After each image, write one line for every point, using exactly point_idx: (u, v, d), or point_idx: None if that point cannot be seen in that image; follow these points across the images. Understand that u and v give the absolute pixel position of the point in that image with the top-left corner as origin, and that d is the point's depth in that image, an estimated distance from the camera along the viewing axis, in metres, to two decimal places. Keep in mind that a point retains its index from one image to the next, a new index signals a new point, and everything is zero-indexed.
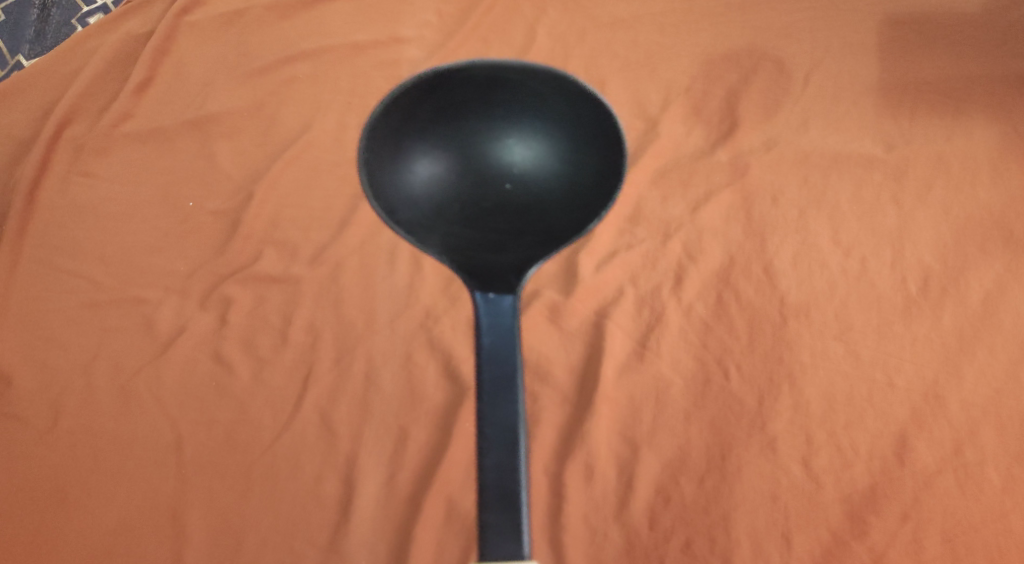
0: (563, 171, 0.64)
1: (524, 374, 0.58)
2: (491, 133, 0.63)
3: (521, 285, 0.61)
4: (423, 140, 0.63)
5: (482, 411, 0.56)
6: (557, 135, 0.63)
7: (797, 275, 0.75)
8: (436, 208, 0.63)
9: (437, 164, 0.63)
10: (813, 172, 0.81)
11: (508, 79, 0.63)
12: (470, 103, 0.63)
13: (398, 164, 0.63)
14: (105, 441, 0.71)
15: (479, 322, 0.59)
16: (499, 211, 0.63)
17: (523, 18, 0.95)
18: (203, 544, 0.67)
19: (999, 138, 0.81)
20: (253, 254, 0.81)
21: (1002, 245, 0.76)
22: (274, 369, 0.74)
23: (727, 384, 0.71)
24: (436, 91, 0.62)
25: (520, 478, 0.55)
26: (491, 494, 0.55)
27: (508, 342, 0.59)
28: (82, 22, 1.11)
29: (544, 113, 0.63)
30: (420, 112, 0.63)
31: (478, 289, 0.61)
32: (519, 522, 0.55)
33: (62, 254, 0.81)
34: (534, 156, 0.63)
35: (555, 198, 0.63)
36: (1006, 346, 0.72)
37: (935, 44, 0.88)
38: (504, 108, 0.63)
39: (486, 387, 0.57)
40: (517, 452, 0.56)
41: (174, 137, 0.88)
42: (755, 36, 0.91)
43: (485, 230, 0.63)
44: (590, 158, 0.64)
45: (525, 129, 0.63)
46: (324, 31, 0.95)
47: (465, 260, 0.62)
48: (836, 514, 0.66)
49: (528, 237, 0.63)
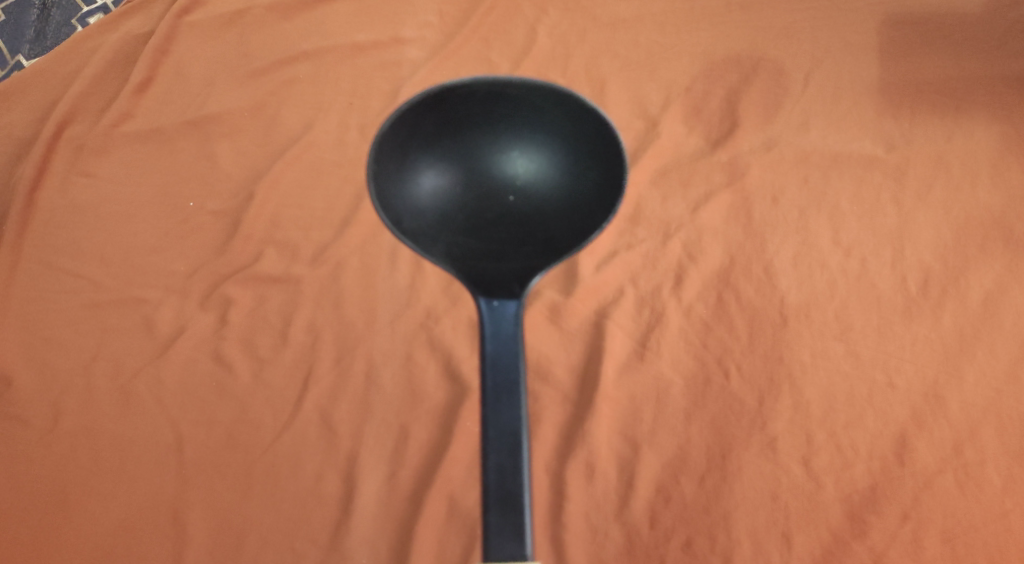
0: (565, 183, 0.64)
1: (526, 379, 0.57)
2: (494, 146, 0.64)
3: (524, 294, 0.61)
4: (428, 152, 0.63)
5: (485, 415, 0.56)
6: (559, 148, 0.64)
7: (797, 275, 0.76)
8: (441, 219, 0.63)
9: (441, 176, 0.63)
10: (813, 172, 0.81)
11: (511, 93, 0.63)
12: (474, 118, 0.63)
13: (403, 176, 0.63)
14: (105, 441, 0.71)
15: (483, 331, 0.60)
16: (502, 221, 0.63)
17: (523, 18, 0.95)
18: (203, 543, 0.67)
19: (999, 138, 0.82)
20: (254, 254, 0.81)
21: (1002, 245, 0.76)
22: (274, 369, 0.74)
23: (728, 383, 0.71)
24: (440, 105, 0.62)
25: (522, 480, 0.55)
26: (492, 496, 0.54)
27: (512, 350, 0.59)
28: (82, 22, 1.11)
29: (545, 127, 0.64)
30: (425, 125, 0.63)
31: (481, 296, 0.61)
32: (521, 522, 0.54)
33: (63, 255, 0.81)
34: (536, 168, 0.64)
35: (557, 209, 0.64)
36: (1006, 346, 0.72)
37: (935, 45, 0.88)
38: (506, 122, 0.64)
39: (488, 392, 0.57)
40: (519, 454, 0.55)
41: (175, 138, 0.88)
42: (755, 36, 0.91)
43: (488, 240, 0.63)
44: (591, 171, 0.64)
45: (528, 143, 0.64)
46: (324, 31, 0.95)
47: (469, 269, 0.62)
48: (836, 513, 0.66)
49: (530, 247, 0.63)
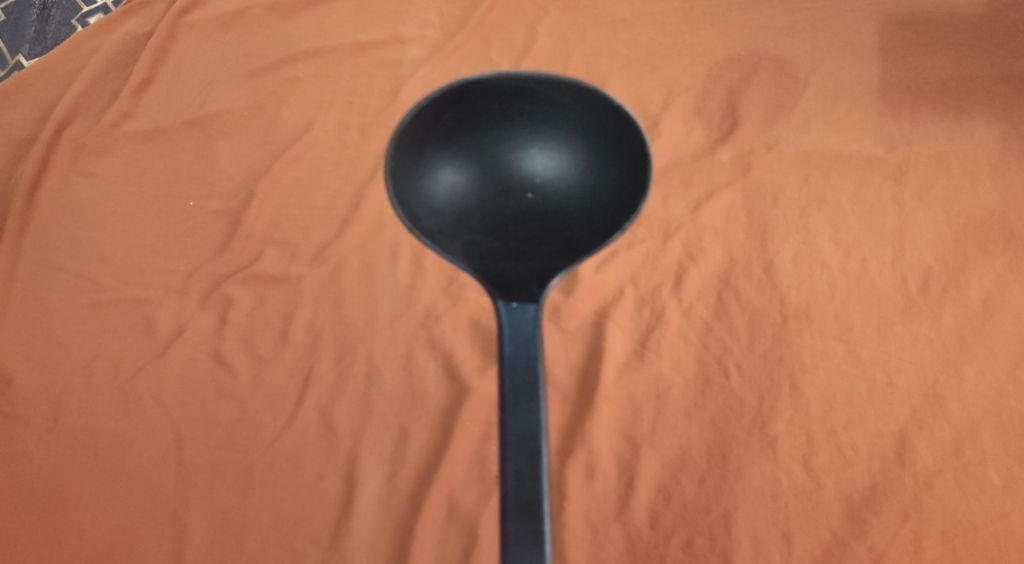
0: (585, 182, 0.64)
1: (546, 383, 0.57)
2: (513, 143, 0.64)
3: (542, 295, 0.61)
4: (446, 149, 0.63)
5: (503, 420, 0.56)
6: (579, 146, 0.64)
7: (797, 275, 0.76)
8: (458, 216, 0.63)
9: (460, 173, 0.63)
10: (813, 172, 0.81)
11: (531, 89, 0.63)
12: (493, 113, 0.63)
13: (421, 173, 0.63)
14: (105, 441, 0.71)
15: (502, 331, 0.59)
16: (520, 219, 0.63)
17: (524, 18, 0.95)
18: (204, 544, 0.67)
19: (999, 139, 0.82)
20: (253, 253, 0.81)
21: (1002, 245, 0.76)
22: (274, 368, 0.74)
23: (728, 383, 0.71)
24: (460, 100, 0.62)
25: (542, 487, 0.54)
26: (512, 503, 0.54)
27: (530, 351, 0.58)
28: (82, 22, 1.11)
29: (567, 123, 0.64)
30: (443, 122, 0.63)
31: (501, 298, 0.60)
32: (540, 530, 0.54)
33: (63, 254, 0.81)
34: (556, 165, 0.64)
35: (577, 208, 0.64)
36: (1006, 346, 0.72)
37: (935, 44, 0.88)
38: (526, 119, 0.64)
39: (507, 397, 0.56)
40: (538, 461, 0.55)
41: (174, 137, 0.88)
42: (756, 36, 0.91)
43: (507, 239, 0.63)
44: (612, 169, 0.64)
45: (547, 140, 0.64)
46: (325, 31, 0.95)
47: (487, 268, 0.62)
48: (836, 514, 0.66)
49: (549, 246, 0.63)
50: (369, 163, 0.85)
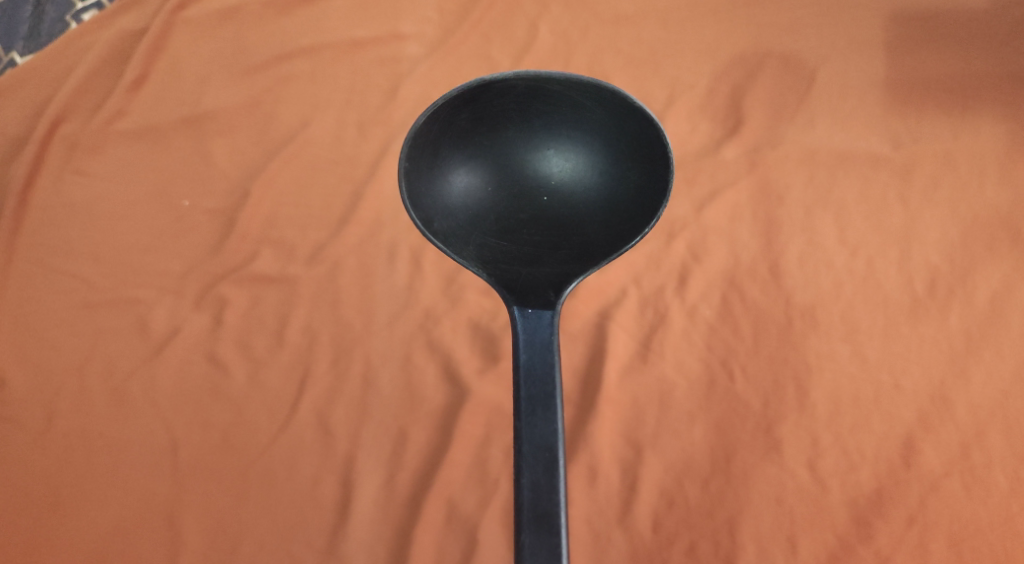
0: (601, 184, 0.69)
1: (560, 392, 0.62)
2: (529, 145, 0.70)
3: (558, 302, 0.66)
4: (459, 151, 0.69)
5: (520, 429, 0.60)
6: (595, 146, 0.69)
7: (802, 275, 0.74)
8: (471, 218, 0.69)
9: (474, 175, 0.69)
10: (819, 170, 0.80)
11: (548, 90, 0.68)
12: (508, 113, 0.69)
13: (434, 175, 0.68)
14: (98, 444, 0.70)
15: (517, 339, 0.64)
16: (534, 222, 0.69)
17: (524, 13, 0.93)
18: (199, 548, 0.66)
19: (1006, 136, 0.80)
20: (250, 252, 0.79)
21: (1010, 245, 0.75)
22: (271, 370, 0.73)
23: (732, 386, 0.70)
24: (475, 102, 0.68)
25: (556, 500, 0.58)
26: (527, 515, 0.58)
27: (545, 359, 0.63)
28: (76, 18, 1.08)
29: (585, 125, 0.69)
30: (457, 122, 0.68)
31: (516, 304, 0.65)
32: (554, 542, 0.57)
33: (58, 254, 0.80)
34: (573, 167, 0.70)
35: (592, 211, 0.69)
36: (1014, 348, 0.70)
37: (942, 41, 0.87)
38: (542, 121, 0.69)
39: (523, 405, 0.61)
40: (553, 471, 0.59)
41: (170, 136, 0.86)
42: (761, 32, 0.89)
43: (521, 242, 0.68)
44: (629, 173, 0.69)
45: (563, 142, 0.70)
46: (323, 27, 0.93)
47: (500, 272, 0.67)
48: (842, 518, 0.65)
49: (564, 250, 0.68)
50: (368, 162, 0.84)
